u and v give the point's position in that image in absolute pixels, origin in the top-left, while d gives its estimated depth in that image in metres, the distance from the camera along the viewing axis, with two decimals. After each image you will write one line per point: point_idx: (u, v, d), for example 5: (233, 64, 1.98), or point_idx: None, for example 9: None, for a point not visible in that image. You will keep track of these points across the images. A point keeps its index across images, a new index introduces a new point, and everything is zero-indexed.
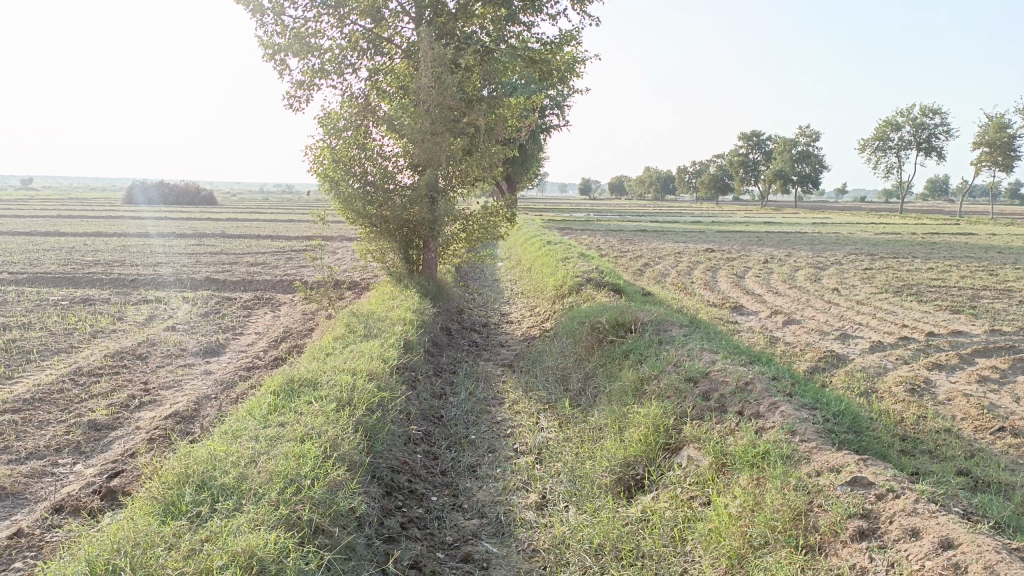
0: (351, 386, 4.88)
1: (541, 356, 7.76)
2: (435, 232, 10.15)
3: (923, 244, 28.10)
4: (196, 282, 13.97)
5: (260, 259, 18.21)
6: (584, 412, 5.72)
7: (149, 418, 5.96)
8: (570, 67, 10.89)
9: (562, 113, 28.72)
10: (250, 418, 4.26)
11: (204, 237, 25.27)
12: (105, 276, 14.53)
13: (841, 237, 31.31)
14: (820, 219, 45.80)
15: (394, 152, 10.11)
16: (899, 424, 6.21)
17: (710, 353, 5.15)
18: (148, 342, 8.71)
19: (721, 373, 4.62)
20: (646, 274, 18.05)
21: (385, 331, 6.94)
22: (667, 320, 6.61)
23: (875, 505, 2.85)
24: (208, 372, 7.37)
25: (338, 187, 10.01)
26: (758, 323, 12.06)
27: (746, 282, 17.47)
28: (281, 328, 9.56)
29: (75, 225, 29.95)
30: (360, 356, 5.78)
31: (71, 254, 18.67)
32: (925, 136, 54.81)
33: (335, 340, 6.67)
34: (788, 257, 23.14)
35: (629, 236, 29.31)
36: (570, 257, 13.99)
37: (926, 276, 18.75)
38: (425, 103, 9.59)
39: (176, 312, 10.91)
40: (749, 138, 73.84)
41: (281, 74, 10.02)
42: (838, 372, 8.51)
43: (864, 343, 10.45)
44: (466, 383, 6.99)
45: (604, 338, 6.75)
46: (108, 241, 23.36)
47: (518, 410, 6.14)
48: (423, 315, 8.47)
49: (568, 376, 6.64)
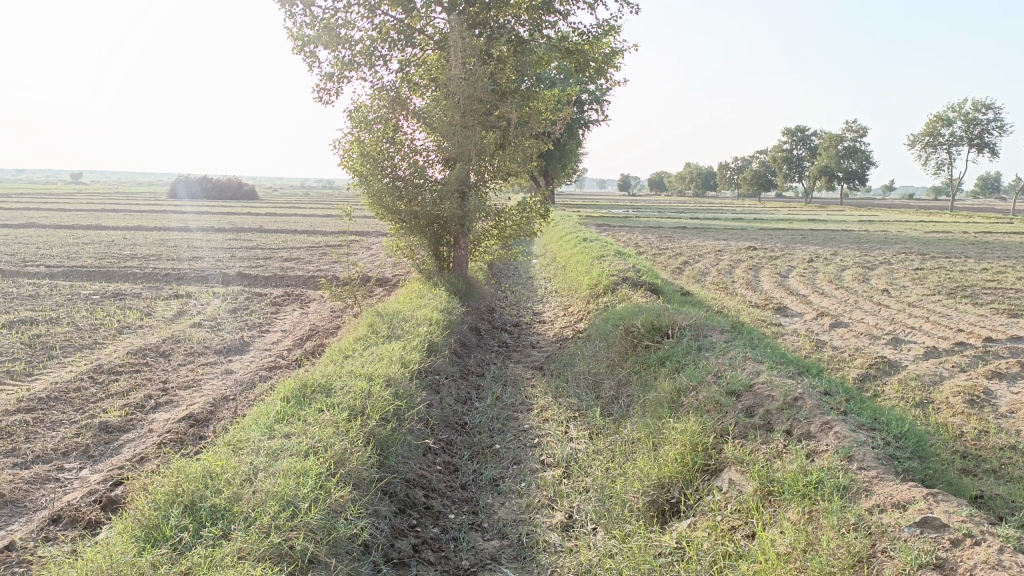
0: (367, 393, 4.58)
1: (573, 360, 7.38)
2: (466, 228, 9.83)
3: (977, 244, 27.03)
4: (228, 277, 13.88)
5: (293, 254, 18.13)
6: (616, 423, 5.35)
7: (163, 420, 5.74)
8: (608, 58, 10.47)
9: (601, 107, 28.20)
10: (256, 428, 3.98)
11: (242, 232, 25.33)
12: (140, 270, 14.52)
13: (889, 236, 30.27)
14: (865, 216, 44.38)
15: (425, 146, 9.81)
16: (960, 439, 5.72)
17: (753, 362, 4.74)
18: (173, 339, 8.56)
19: (767, 386, 4.21)
20: (685, 272, 17.53)
21: (409, 332, 6.64)
22: (706, 325, 6.18)
23: (949, 554, 2.45)
24: (229, 372, 7.16)
25: (368, 181, 9.74)
26: (803, 325, 11.53)
27: (791, 282, 16.84)
28: (308, 326, 9.34)
29: (116, 219, 30.30)
30: (379, 359, 5.48)
31: (109, 249, 18.81)
32: (978, 131, 53.05)
33: (357, 341, 6.39)
34: (834, 256, 22.37)
35: (668, 233, 28.75)
36: (606, 254, 13.57)
37: (981, 278, 17.88)
38: (456, 94, 9.29)
39: (205, 308, 10.78)
40: (793, 133, 72.22)
41: (310, 67, 9.77)
42: (890, 381, 7.99)
43: (918, 349, 9.88)
44: (493, 387, 6.66)
45: (638, 343, 6.34)
46: (147, 235, 23.52)
47: (547, 418, 5.80)
48: (451, 315, 8.15)
49: (600, 383, 6.26)
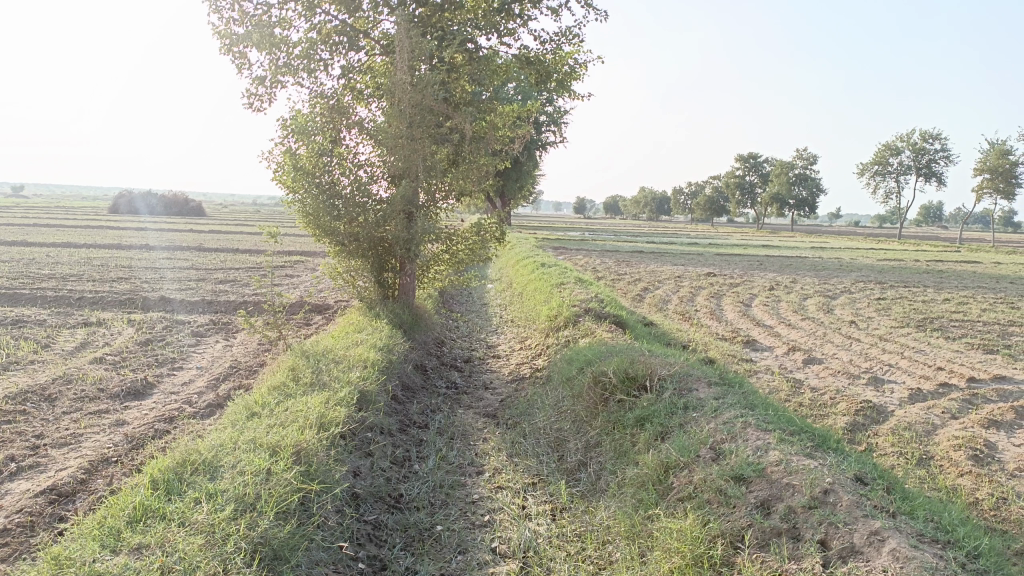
0: (266, 474, 3.52)
1: (531, 409, 6.37)
2: (412, 253, 8.80)
3: (931, 273, 26.93)
4: (150, 302, 12.54)
5: (231, 276, 16.85)
6: (585, 499, 4.36)
7: (17, 493, 4.53)
8: (571, 70, 9.63)
9: (558, 129, 27.51)
10: (99, 538, 2.91)
11: (180, 250, 23.83)
12: (51, 293, 13.09)
13: (845, 263, 30.15)
14: (816, 243, 44.48)
15: (369, 160, 8.76)
16: (982, 510, 4.86)
17: (758, 432, 3.79)
18: (64, 380, 7.30)
19: (783, 470, 3.27)
20: (646, 300, 16.77)
21: (337, 378, 5.57)
22: (689, 375, 5.23)
23: None
24: (120, 425, 5.96)
25: (302, 199, 8.64)
26: (775, 361, 10.75)
27: (755, 312, 16.16)
28: (227, 362, 8.16)
29: (45, 235, 28.32)
30: (291, 421, 4.40)
31: (27, 267, 17.25)
32: (925, 161, 54.05)
33: (273, 390, 5.31)
34: (795, 284, 21.89)
35: (626, 257, 28.07)
36: (566, 282, 12.65)
37: (944, 308, 17.49)
38: (400, 102, 8.34)
39: (114, 339, 9.50)
40: (747, 160, 72.86)
41: (238, 69, 8.66)
42: (881, 431, 7.15)
43: (901, 390, 9.12)
44: (437, 443, 5.61)
45: (608, 395, 5.34)
46: (74, 252, 21.89)
47: (500, 486, 4.80)
48: (392, 354, 7.10)
49: (564, 443, 5.27)
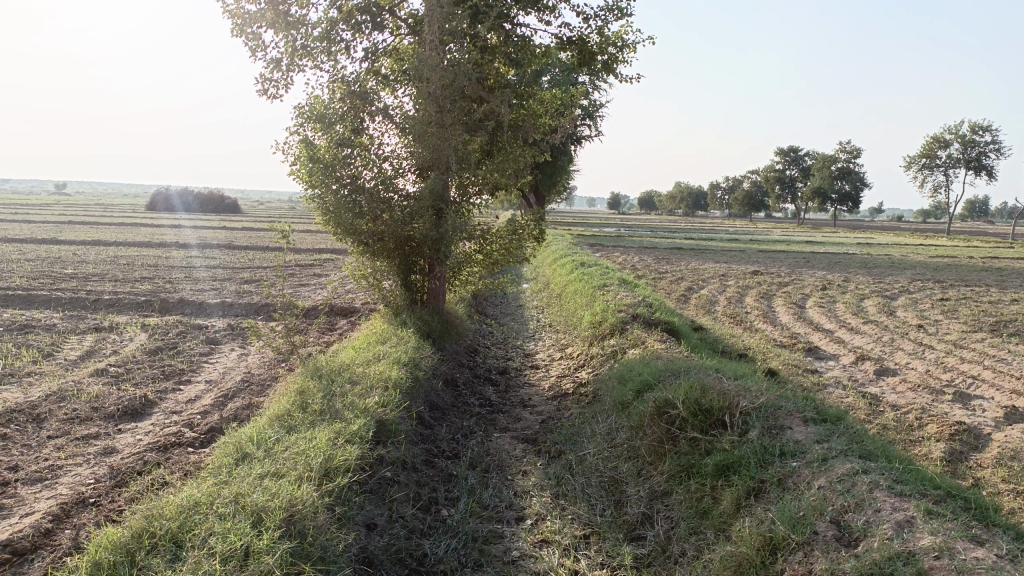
0: (246, 555, 2.71)
1: (578, 436, 5.47)
2: (442, 254, 7.94)
3: (991, 270, 25.28)
4: (168, 305, 11.84)
5: (256, 276, 16.12)
6: (655, 569, 3.47)
7: None
8: (618, 51, 8.66)
9: (594, 122, 26.41)
10: None
11: (210, 248, 23.30)
12: (66, 294, 12.46)
13: (897, 260, 28.59)
14: (860, 239, 42.60)
15: (396, 151, 7.92)
16: None
17: (893, 499, 2.88)
18: (58, 395, 6.58)
19: (950, 569, 2.36)
20: (692, 301, 15.74)
21: (352, 404, 4.75)
22: (779, 408, 4.29)
23: None
24: (107, 454, 5.18)
25: (321, 195, 7.81)
26: (843, 372, 9.68)
27: (811, 314, 15.02)
28: (239, 375, 7.39)
29: (79, 232, 28.13)
30: (291, 469, 3.58)
31: (51, 266, 16.76)
32: (975, 153, 51.80)
33: (275, 422, 4.49)
34: (848, 282, 20.58)
35: (665, 254, 26.91)
36: (610, 283, 11.69)
37: (1015, 310, 16.14)
38: (430, 84, 7.48)
39: (123, 347, 8.80)
40: (787, 153, 70.77)
41: (251, 51, 7.86)
42: (986, 462, 6.09)
43: (995, 408, 8.02)
44: (470, 479, 4.74)
45: (675, 429, 4.43)
46: (102, 250, 21.48)
47: (547, 540, 3.92)
48: (418, 369, 6.25)
49: (623, 486, 4.37)
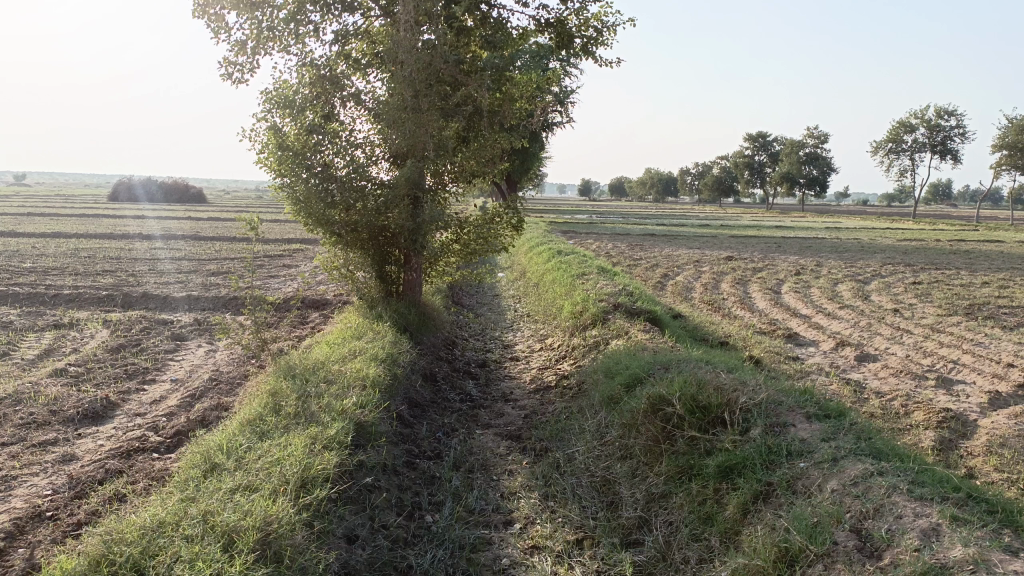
0: None
1: (565, 432, 5.26)
2: (418, 244, 7.67)
3: (958, 253, 25.58)
4: (131, 300, 11.40)
5: (223, 268, 15.65)
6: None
7: None
8: (596, 33, 8.41)
9: (566, 109, 26.16)
10: None
11: (176, 239, 22.72)
12: (23, 289, 11.95)
13: (867, 243, 28.79)
14: (830, 223, 42.92)
15: (369, 138, 7.61)
16: None
17: (915, 504, 2.71)
18: (13, 398, 6.22)
19: None
20: (669, 288, 15.61)
21: (328, 406, 4.48)
22: (779, 405, 4.11)
23: None
24: (65, 462, 4.85)
25: (291, 184, 7.48)
26: (825, 359, 9.60)
27: (788, 299, 14.97)
28: (207, 374, 7.07)
29: (38, 224, 27.29)
30: (265, 481, 3.33)
31: (9, 260, 16.15)
32: (940, 137, 52.47)
33: (246, 427, 4.21)
34: (820, 267, 20.63)
35: (639, 241, 26.77)
36: (588, 272, 11.50)
37: (987, 293, 16.25)
38: (404, 67, 7.18)
39: (83, 345, 8.39)
40: (756, 139, 71.16)
41: (214, 34, 7.48)
42: (976, 449, 6.00)
43: (978, 393, 7.97)
44: (454, 481, 4.50)
45: (670, 427, 4.24)
46: (63, 242, 20.79)
47: (539, 547, 3.70)
48: (396, 365, 5.99)
49: (616, 487, 4.17)
